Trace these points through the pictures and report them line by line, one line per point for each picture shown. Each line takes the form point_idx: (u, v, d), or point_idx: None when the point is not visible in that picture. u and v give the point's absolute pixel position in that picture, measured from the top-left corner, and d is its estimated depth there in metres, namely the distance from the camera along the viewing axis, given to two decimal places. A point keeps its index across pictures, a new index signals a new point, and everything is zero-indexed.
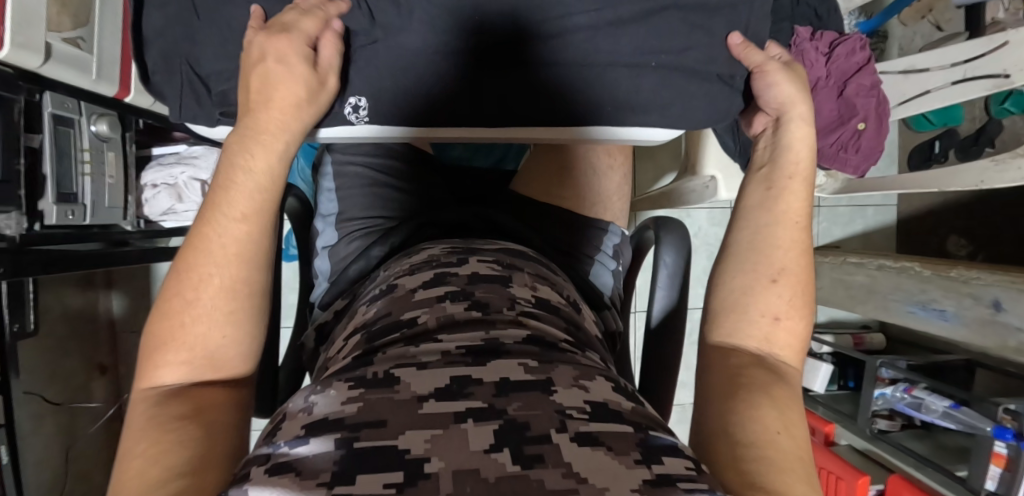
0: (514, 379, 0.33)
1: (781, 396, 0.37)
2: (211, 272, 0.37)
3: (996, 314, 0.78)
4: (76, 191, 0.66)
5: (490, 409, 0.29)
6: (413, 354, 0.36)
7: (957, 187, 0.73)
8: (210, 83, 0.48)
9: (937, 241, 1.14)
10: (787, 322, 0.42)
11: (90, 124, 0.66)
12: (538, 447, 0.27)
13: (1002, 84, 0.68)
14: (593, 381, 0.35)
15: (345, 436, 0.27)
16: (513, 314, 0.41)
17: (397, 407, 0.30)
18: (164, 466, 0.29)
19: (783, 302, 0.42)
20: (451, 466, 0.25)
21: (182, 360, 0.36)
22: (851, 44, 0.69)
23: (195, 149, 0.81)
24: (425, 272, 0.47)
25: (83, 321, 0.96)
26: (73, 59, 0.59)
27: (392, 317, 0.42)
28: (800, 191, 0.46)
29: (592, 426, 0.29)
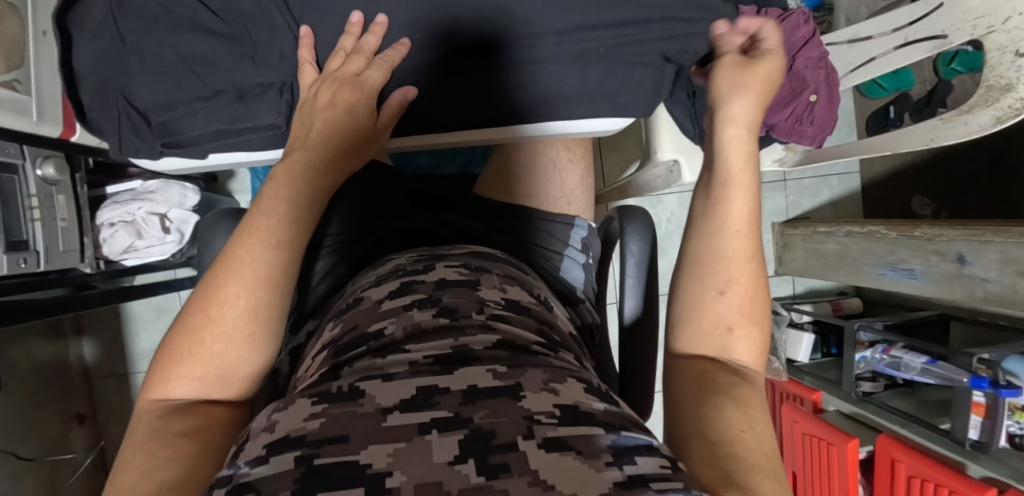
0: (482, 386, 0.32)
1: (746, 395, 0.37)
2: (238, 293, 0.36)
3: (962, 268, 0.80)
4: (27, 238, 0.63)
5: (456, 419, 0.29)
6: (380, 366, 0.35)
7: (908, 149, 0.75)
8: (150, 116, 0.47)
9: (903, 202, 1.16)
10: (742, 332, 0.41)
11: (35, 168, 0.64)
12: (503, 455, 0.27)
13: (941, 45, 0.71)
14: (564, 383, 0.34)
15: (306, 453, 0.27)
16: (482, 319, 0.41)
17: (360, 421, 0.29)
18: (156, 482, 0.29)
19: (741, 313, 0.41)
20: (413, 480, 0.25)
21: (196, 376, 0.35)
22: (795, 19, 0.72)
23: (150, 184, 0.78)
24: (391, 282, 0.46)
25: (54, 371, 0.93)
26: (9, 103, 0.58)
27: (359, 330, 0.41)
28: (741, 199, 0.44)
29: (561, 430, 0.30)
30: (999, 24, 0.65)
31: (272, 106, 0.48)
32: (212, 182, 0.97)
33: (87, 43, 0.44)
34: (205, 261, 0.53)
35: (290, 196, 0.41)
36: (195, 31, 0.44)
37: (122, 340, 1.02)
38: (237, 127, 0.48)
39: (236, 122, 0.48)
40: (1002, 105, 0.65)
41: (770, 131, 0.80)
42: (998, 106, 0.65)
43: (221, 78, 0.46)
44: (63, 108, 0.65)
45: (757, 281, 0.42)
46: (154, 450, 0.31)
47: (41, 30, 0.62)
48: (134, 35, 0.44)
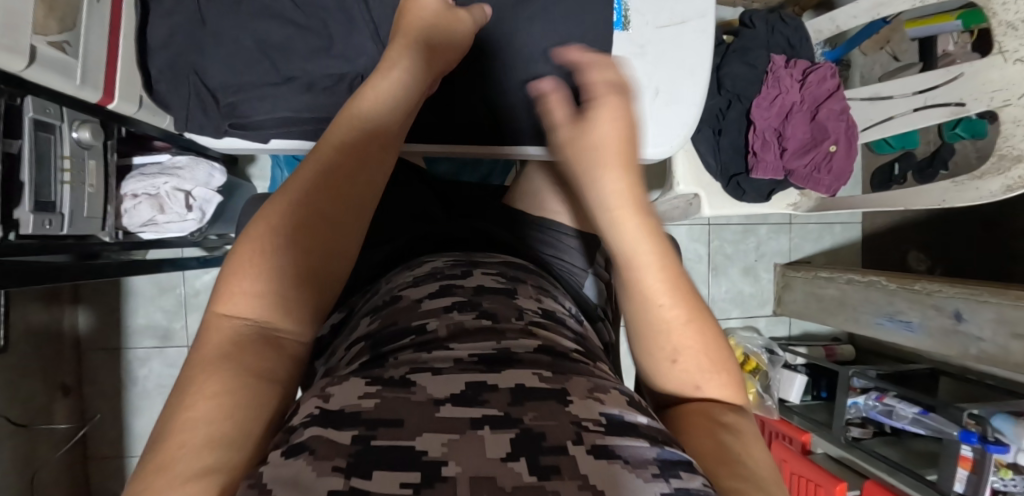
0: (529, 386, 0.33)
1: (741, 428, 0.35)
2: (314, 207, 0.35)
3: (958, 325, 0.84)
4: (55, 199, 0.62)
5: (506, 417, 0.30)
6: (424, 360, 0.36)
7: (921, 206, 0.78)
8: (220, 94, 0.48)
9: (899, 256, 1.20)
10: (711, 385, 0.38)
11: (70, 130, 0.63)
12: (554, 458, 0.28)
13: (958, 111, 0.75)
14: (608, 393, 0.36)
15: (363, 433, 0.28)
16: (521, 324, 0.42)
17: (414, 408, 0.30)
18: (235, 422, 0.28)
19: (702, 372, 0.38)
20: (468, 471, 0.26)
21: (259, 296, 0.33)
22: (822, 73, 0.80)
23: (178, 159, 0.79)
24: (430, 284, 0.47)
25: (46, 339, 0.91)
26: (59, 64, 0.58)
27: (400, 324, 0.41)
28: (654, 276, 0.37)
29: (608, 439, 0.30)
30: (1015, 99, 0.68)
31: (341, 98, 0.49)
32: (232, 163, 0.97)
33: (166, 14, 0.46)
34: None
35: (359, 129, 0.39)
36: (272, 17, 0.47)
37: (118, 314, 1.00)
38: (304, 115, 0.50)
39: (304, 112, 0.49)
40: (1013, 175, 0.69)
41: (787, 176, 0.83)
42: (1008, 175, 0.69)
43: (296, 65, 0.48)
44: (109, 75, 0.64)
45: (706, 331, 0.37)
46: (229, 379, 0.29)
47: None
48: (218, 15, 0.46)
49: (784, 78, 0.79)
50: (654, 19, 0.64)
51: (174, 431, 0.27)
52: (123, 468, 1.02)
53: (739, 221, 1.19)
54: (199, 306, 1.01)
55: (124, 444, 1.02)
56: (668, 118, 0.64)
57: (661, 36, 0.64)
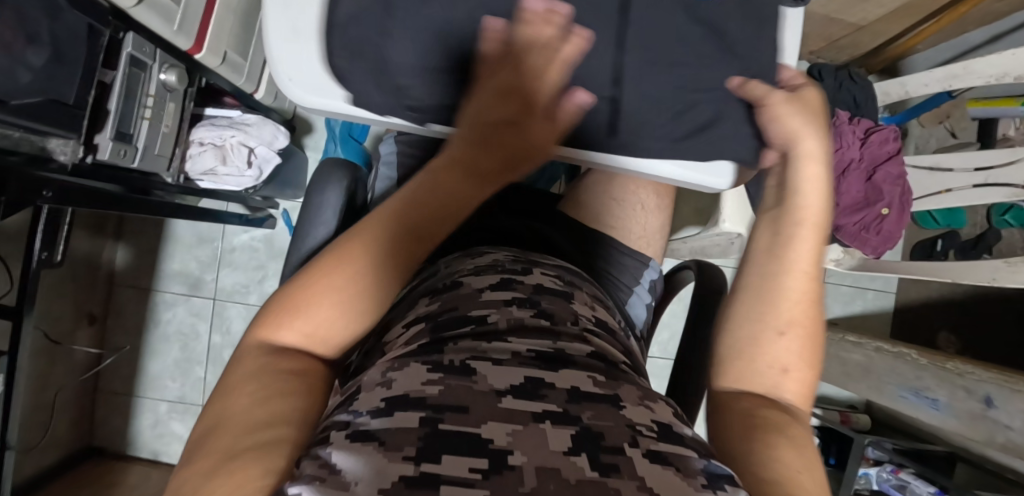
0: (584, 390, 0.31)
1: (798, 436, 0.33)
2: (359, 266, 0.34)
3: (987, 410, 0.81)
4: (133, 132, 0.65)
5: (566, 414, 0.28)
6: (484, 349, 0.34)
7: (969, 282, 0.74)
8: (328, 61, 0.53)
9: (929, 334, 1.18)
10: (795, 378, 0.38)
11: (159, 72, 0.65)
12: (613, 456, 0.26)
13: (1019, 194, 0.73)
14: (656, 403, 0.34)
15: (429, 415, 0.26)
16: (577, 330, 0.40)
17: (477, 397, 0.28)
18: (274, 412, 0.29)
19: (796, 358, 0.38)
20: (534, 462, 0.24)
21: (301, 328, 0.33)
22: (885, 133, 0.79)
23: (248, 117, 0.81)
24: (491, 275, 0.46)
25: (83, 267, 0.96)
26: (161, 7, 0.58)
27: (459, 311, 0.40)
28: (808, 240, 0.41)
29: (662, 446, 0.28)
30: None
31: None
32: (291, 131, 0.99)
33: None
34: (310, 205, 0.55)
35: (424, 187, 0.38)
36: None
37: (155, 255, 1.03)
38: None
39: None
40: None
41: (834, 232, 0.83)
42: None
43: None
44: (199, 26, 0.66)
45: (818, 326, 0.39)
46: (265, 382, 0.30)
47: None
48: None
49: (845, 132, 0.79)
50: None
51: (218, 425, 0.28)
52: (131, 405, 1.05)
53: None
54: (231, 262, 1.03)
55: (134, 382, 1.05)
56: None
57: None
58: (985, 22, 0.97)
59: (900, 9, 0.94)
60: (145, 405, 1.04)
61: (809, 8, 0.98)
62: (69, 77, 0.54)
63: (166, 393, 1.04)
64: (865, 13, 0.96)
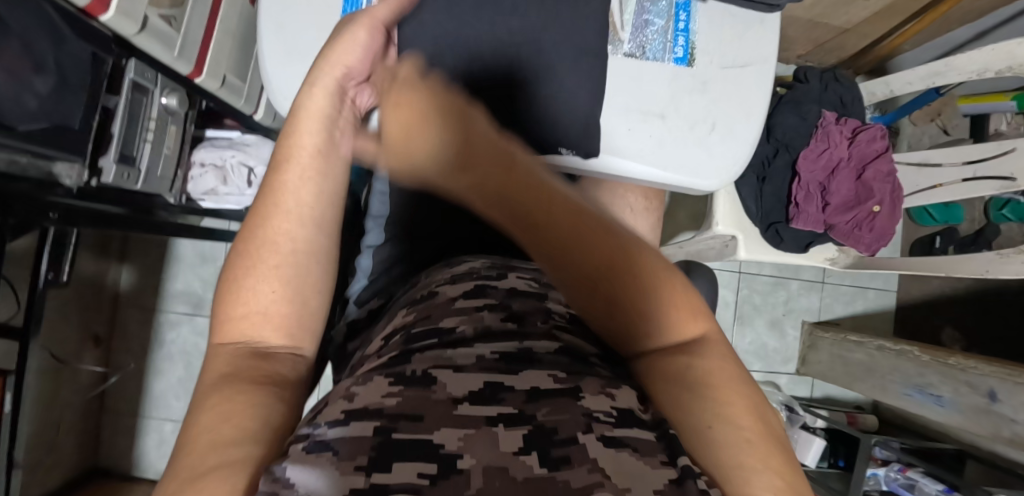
0: (545, 388, 0.30)
1: (725, 389, 0.30)
2: (287, 228, 0.35)
3: (992, 405, 0.81)
4: (136, 155, 0.67)
5: (520, 415, 0.27)
6: (449, 356, 0.33)
7: (963, 274, 0.74)
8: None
9: (933, 331, 1.17)
10: (663, 328, 0.34)
11: (161, 96, 0.69)
12: (565, 449, 0.25)
13: (1008, 186, 0.72)
14: (621, 388, 0.31)
15: (383, 425, 0.25)
16: (546, 328, 0.40)
17: (434, 406, 0.27)
18: (237, 426, 0.26)
19: (660, 316, 0.34)
20: (483, 462, 0.23)
21: (260, 313, 0.33)
22: (873, 131, 0.81)
23: (247, 138, 0.85)
24: (465, 283, 0.48)
25: (88, 289, 0.98)
26: (162, 35, 0.60)
27: (431, 321, 0.41)
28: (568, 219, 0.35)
29: (619, 431, 0.27)
30: None
31: None
32: None
33: (295, 11, 0.55)
34: None
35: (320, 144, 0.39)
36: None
37: (160, 275, 1.05)
38: None
39: None
40: None
41: (827, 230, 0.83)
42: None
43: None
44: (200, 51, 0.68)
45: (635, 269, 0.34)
46: (227, 399, 0.28)
47: None
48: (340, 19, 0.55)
49: (835, 132, 0.81)
50: (719, 57, 0.56)
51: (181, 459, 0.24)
52: (135, 426, 1.05)
53: (770, 273, 1.19)
54: None
55: (139, 402, 1.06)
56: (722, 154, 0.56)
57: (724, 76, 0.56)
58: (968, 20, 0.99)
59: (883, 11, 0.96)
60: (150, 425, 1.05)
61: (793, 13, 1.00)
62: (74, 103, 0.56)
63: (170, 412, 1.05)
64: (849, 15, 0.98)
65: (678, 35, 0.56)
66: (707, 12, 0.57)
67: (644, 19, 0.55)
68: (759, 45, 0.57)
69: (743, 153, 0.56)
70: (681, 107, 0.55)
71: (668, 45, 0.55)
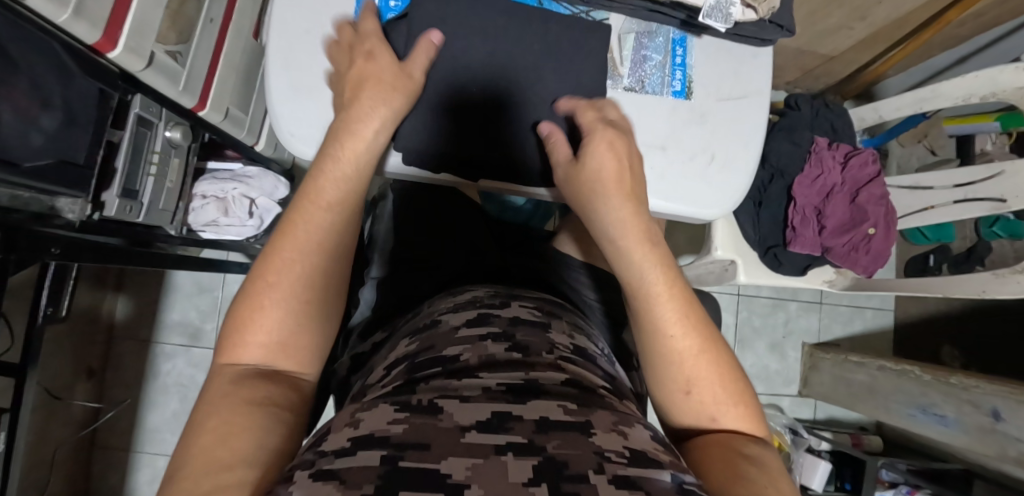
0: (554, 418, 0.33)
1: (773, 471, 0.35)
2: (292, 259, 0.40)
3: (996, 424, 0.81)
4: (139, 189, 0.67)
5: (530, 445, 0.30)
6: (455, 387, 0.36)
7: (959, 295, 0.75)
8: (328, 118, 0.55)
9: (933, 349, 1.18)
10: (726, 419, 0.40)
11: (164, 129, 0.69)
12: (574, 485, 0.27)
13: (999, 207, 0.74)
14: (630, 427, 0.36)
15: (391, 453, 0.28)
16: (551, 358, 0.42)
17: (442, 433, 0.30)
18: (234, 451, 0.30)
19: (717, 400, 0.41)
20: (489, 494, 0.25)
21: (261, 342, 0.38)
22: (864, 156, 0.83)
23: (249, 169, 0.86)
24: (469, 311, 0.50)
25: (83, 321, 0.97)
26: (168, 71, 0.61)
27: (435, 351, 0.43)
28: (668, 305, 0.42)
29: (629, 470, 0.30)
30: None
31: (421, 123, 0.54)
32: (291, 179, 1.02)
33: (299, 47, 0.54)
34: None
35: (332, 178, 0.44)
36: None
37: (156, 305, 1.04)
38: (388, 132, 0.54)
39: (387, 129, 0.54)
40: None
41: (824, 254, 0.84)
42: None
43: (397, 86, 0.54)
44: (204, 84, 0.69)
45: (715, 363, 0.41)
46: (225, 418, 0.33)
47: (210, 17, 0.68)
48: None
49: (826, 158, 0.83)
50: (715, 90, 0.58)
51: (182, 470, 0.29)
52: (127, 462, 1.03)
53: (769, 294, 1.20)
54: None
55: (132, 437, 1.03)
56: (722, 184, 0.57)
57: (722, 109, 0.58)
58: (950, 46, 1.03)
59: (868, 39, 1.00)
60: (142, 461, 1.03)
61: (781, 42, 1.03)
62: (81, 138, 0.57)
63: (164, 447, 1.03)
64: (835, 43, 1.02)
65: (676, 69, 0.57)
66: (703, 48, 0.58)
67: (642, 54, 0.57)
68: (754, 79, 0.59)
69: (742, 183, 0.58)
70: (682, 140, 0.57)
71: (666, 79, 0.57)
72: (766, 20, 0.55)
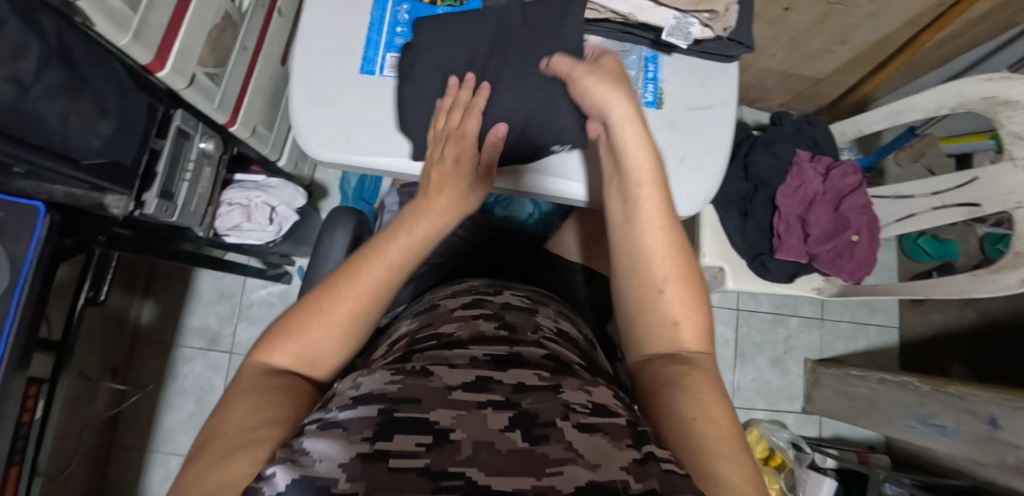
0: (529, 383, 0.35)
1: (703, 387, 0.40)
2: (347, 297, 0.43)
3: (994, 431, 0.80)
4: (175, 191, 0.76)
5: (506, 402, 0.33)
6: (446, 356, 0.38)
7: (938, 296, 0.77)
8: (341, 125, 0.61)
9: (940, 367, 1.17)
10: (685, 324, 0.45)
11: (199, 141, 0.77)
12: (545, 429, 0.31)
13: (975, 212, 0.77)
14: (597, 388, 0.37)
15: (385, 406, 0.31)
16: (534, 338, 0.45)
17: (431, 391, 0.33)
18: (258, 418, 0.35)
19: (677, 305, 0.45)
20: (472, 436, 0.29)
21: (295, 351, 0.41)
22: (844, 169, 0.87)
23: (271, 181, 0.94)
24: (464, 296, 0.53)
25: (114, 322, 1.05)
26: (206, 90, 0.71)
27: (432, 327, 0.46)
28: (650, 195, 0.47)
29: (592, 419, 0.33)
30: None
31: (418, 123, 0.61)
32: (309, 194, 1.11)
33: (319, 66, 0.62)
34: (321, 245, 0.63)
35: (412, 232, 0.47)
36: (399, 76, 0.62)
37: (180, 311, 1.13)
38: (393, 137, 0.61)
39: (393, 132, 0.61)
40: None
41: (811, 261, 0.87)
42: None
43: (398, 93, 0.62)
44: (235, 102, 0.78)
45: (688, 267, 0.46)
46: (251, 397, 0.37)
47: (244, 46, 0.78)
48: (359, 74, 0.62)
49: (808, 170, 0.87)
50: (684, 101, 0.64)
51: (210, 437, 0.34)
52: (142, 461, 1.08)
53: (767, 309, 1.22)
54: (249, 316, 1.14)
55: (150, 436, 1.09)
56: (691, 184, 0.62)
57: (689, 117, 0.64)
58: (933, 68, 1.08)
59: (852, 61, 1.05)
60: (156, 460, 1.09)
61: (768, 66, 1.10)
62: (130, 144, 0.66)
63: (179, 446, 1.09)
64: (820, 67, 1.08)
65: (648, 83, 0.64)
66: (673, 64, 0.65)
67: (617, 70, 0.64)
68: (721, 91, 0.65)
69: (709, 185, 0.62)
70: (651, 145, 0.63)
71: (639, 91, 0.64)
72: (726, 38, 0.63)
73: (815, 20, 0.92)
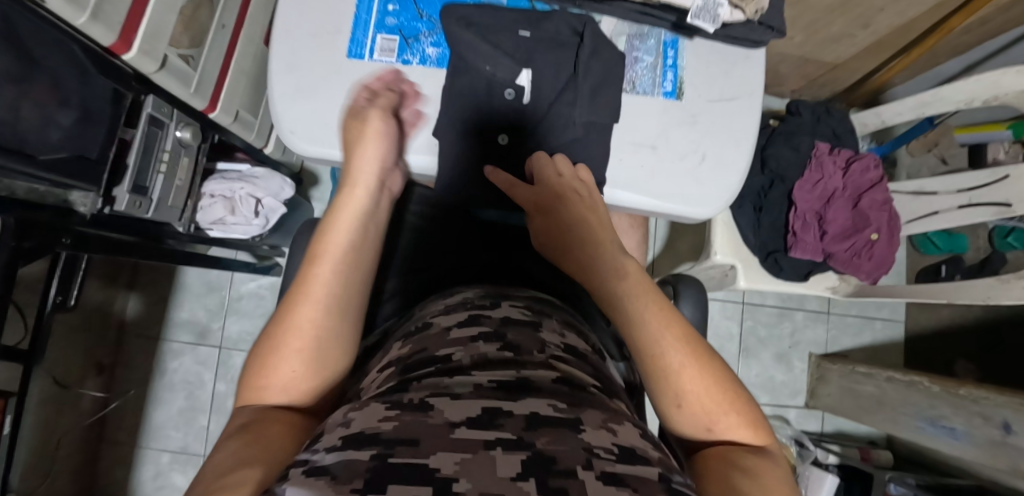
0: (543, 414, 0.30)
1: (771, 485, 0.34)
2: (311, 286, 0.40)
3: (1007, 436, 0.78)
4: (149, 185, 0.69)
5: (519, 441, 0.27)
6: (446, 385, 0.34)
7: (964, 300, 0.74)
8: (328, 116, 0.55)
9: (946, 362, 1.15)
10: (723, 426, 0.38)
11: (175, 129, 0.70)
12: (562, 480, 0.24)
13: (1005, 212, 0.72)
14: (621, 425, 0.33)
15: (379, 451, 0.25)
16: (542, 357, 0.40)
17: (430, 431, 0.27)
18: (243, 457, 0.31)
19: (713, 411, 0.38)
20: (478, 488, 0.23)
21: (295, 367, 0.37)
22: (865, 162, 0.82)
23: (256, 170, 0.88)
24: (460, 313, 0.48)
25: (95, 317, 1.00)
26: (180, 73, 0.64)
27: (427, 352, 0.41)
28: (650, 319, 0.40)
29: (619, 467, 0.27)
30: None
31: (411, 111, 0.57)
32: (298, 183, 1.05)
33: (301, 49, 0.56)
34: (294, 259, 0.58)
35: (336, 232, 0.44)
36: (391, 61, 0.56)
37: (166, 304, 1.08)
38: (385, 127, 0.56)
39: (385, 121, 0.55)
40: None
41: (826, 259, 0.83)
42: None
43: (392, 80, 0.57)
44: (214, 87, 0.71)
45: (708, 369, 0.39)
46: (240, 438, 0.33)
47: (222, 24, 0.71)
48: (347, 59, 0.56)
49: (828, 164, 0.82)
50: (707, 91, 0.59)
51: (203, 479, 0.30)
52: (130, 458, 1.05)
53: (773, 303, 1.19)
54: (238, 310, 1.09)
55: (138, 432, 1.06)
56: (713, 183, 0.57)
57: (712, 109, 0.58)
58: (957, 53, 1.02)
59: (873, 46, 1.00)
60: (145, 457, 1.05)
61: (785, 50, 1.04)
62: (94, 134, 0.60)
63: (168, 443, 1.06)
64: (839, 51, 1.02)
65: (667, 71, 0.58)
66: (695, 49, 0.59)
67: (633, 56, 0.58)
68: (745, 82, 0.59)
69: (732, 185, 0.58)
70: (671, 140, 0.57)
71: (657, 80, 0.58)
72: (756, 22, 0.57)
73: (838, 2, 0.85)
